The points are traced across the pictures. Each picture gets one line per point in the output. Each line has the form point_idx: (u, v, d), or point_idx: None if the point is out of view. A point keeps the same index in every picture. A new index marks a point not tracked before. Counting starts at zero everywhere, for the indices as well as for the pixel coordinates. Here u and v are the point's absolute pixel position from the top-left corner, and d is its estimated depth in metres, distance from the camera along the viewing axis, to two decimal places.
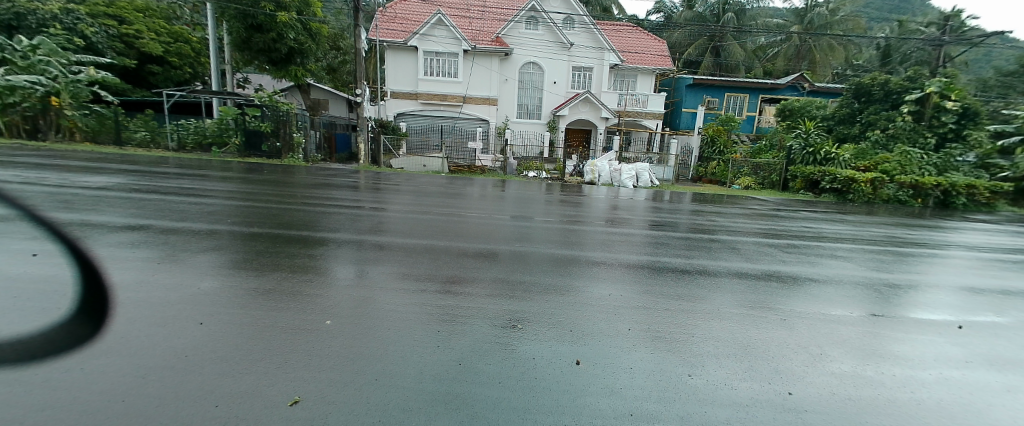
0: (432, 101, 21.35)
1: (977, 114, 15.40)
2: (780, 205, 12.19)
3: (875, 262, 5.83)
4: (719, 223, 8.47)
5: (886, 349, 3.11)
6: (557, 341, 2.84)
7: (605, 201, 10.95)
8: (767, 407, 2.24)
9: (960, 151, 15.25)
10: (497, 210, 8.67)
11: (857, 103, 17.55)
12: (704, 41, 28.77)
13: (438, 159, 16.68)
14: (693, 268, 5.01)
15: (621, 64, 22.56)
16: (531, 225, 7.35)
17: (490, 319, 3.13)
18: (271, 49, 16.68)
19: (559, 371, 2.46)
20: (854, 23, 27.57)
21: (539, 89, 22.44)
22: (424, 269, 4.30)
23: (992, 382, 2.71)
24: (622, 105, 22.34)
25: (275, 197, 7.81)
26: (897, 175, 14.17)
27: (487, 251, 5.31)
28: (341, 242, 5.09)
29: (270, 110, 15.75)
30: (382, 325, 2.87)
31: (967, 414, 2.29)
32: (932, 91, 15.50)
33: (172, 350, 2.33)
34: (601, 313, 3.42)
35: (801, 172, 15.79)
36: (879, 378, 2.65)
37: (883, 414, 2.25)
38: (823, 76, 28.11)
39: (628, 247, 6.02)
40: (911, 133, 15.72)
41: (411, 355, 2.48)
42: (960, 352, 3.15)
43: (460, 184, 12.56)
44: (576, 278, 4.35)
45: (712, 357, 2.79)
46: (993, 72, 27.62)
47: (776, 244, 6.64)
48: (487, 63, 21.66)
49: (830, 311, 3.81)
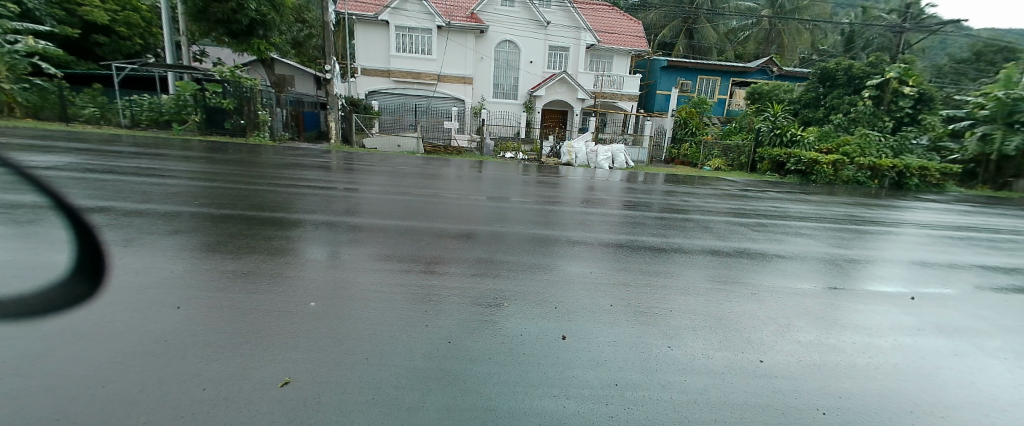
0: (405, 79, 20.71)
1: (931, 99, 16.57)
2: (748, 185, 12.70)
3: (836, 239, 6.21)
4: (691, 203, 8.75)
5: (848, 320, 3.33)
6: (541, 318, 2.89)
7: (581, 182, 11.09)
8: (742, 375, 2.39)
9: (914, 134, 16.37)
10: (475, 191, 8.62)
11: (822, 88, 18.15)
12: (678, 23, 29.08)
13: (413, 139, 16.47)
14: (667, 246, 5.17)
15: (597, 45, 22.44)
16: (510, 205, 7.36)
17: (475, 298, 3.14)
18: (230, 20, 15.57)
19: (545, 346, 2.51)
20: (821, 8, 28.48)
21: (515, 68, 22.13)
22: (411, 250, 4.25)
23: (941, 347, 2.99)
24: (598, 86, 22.35)
25: (243, 177, 7.47)
26: (857, 157, 14.97)
27: (466, 231, 5.29)
28: (316, 224, 4.94)
29: (231, 86, 14.88)
30: (368, 305, 2.84)
31: (919, 377, 2.53)
32: (891, 77, 16.28)
33: (150, 334, 2.23)
34: (582, 290, 3.50)
35: (768, 154, 16.46)
36: (840, 345, 2.86)
37: (844, 377, 2.46)
38: (790, 61, 28.93)
39: (606, 226, 6.15)
40: (871, 117, 16.53)
41: (404, 332, 2.50)
42: (911, 321, 3.43)
43: (436, 164, 12.40)
44: (555, 256, 4.43)
45: (689, 330, 2.91)
46: (948, 60, 29.31)
47: (746, 223, 6.94)
48: (462, 41, 21.07)
49: (795, 285, 4.05)
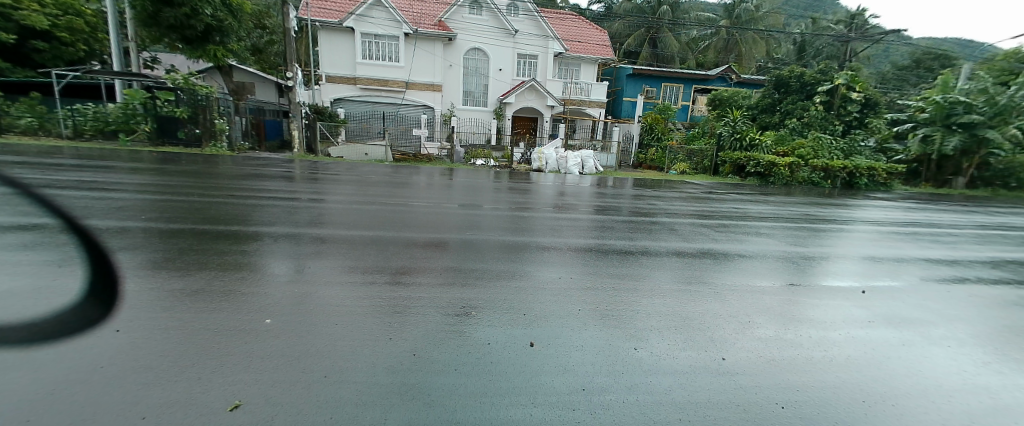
0: (372, 86, 20.40)
1: (876, 104, 17.75)
2: (711, 188, 13.18)
3: (792, 237, 6.51)
4: (658, 207, 8.98)
5: (804, 315, 3.47)
6: (509, 326, 2.86)
7: (552, 188, 11.17)
8: (705, 373, 2.44)
9: (862, 136, 17.48)
10: (445, 198, 8.52)
11: (777, 94, 19.08)
12: (642, 32, 30.05)
13: (381, 147, 16.20)
14: (635, 249, 5.26)
15: (564, 53, 22.84)
16: (482, 213, 7.31)
17: (443, 308, 3.08)
18: (183, 26, 14.90)
19: (513, 353, 2.48)
20: (774, 19, 30.01)
21: (484, 76, 22.18)
22: (380, 260, 4.15)
23: (891, 337, 3.16)
24: (566, 93, 22.73)
25: (197, 189, 7.10)
26: (811, 159, 15.80)
27: (436, 240, 5.20)
28: (276, 236, 4.73)
29: (185, 94, 14.22)
30: (329, 319, 2.74)
31: (870, 367, 2.66)
32: (840, 84, 17.33)
33: (84, 361, 2.05)
34: (551, 296, 3.49)
35: (730, 157, 17.20)
36: (798, 340, 2.97)
37: (803, 371, 2.54)
38: (748, 68, 30.33)
39: (576, 231, 6.20)
40: (823, 121, 17.53)
41: (368, 346, 2.42)
42: (863, 314, 3.60)
43: (405, 172, 12.20)
44: (526, 263, 4.41)
45: (655, 332, 2.94)
46: (891, 67, 31.43)
47: (709, 224, 7.16)
48: (430, 48, 20.93)
49: (756, 282, 4.20)
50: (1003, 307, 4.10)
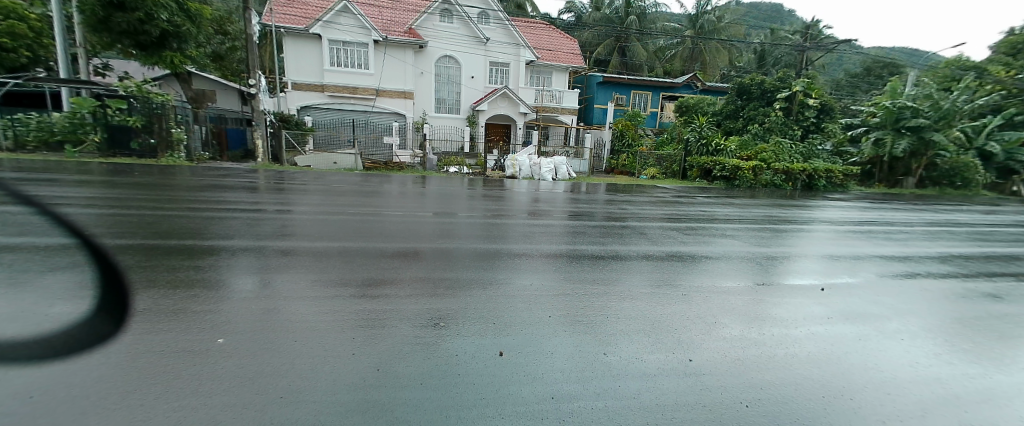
0: (341, 93, 20.04)
1: (831, 109, 18.71)
2: (680, 192, 13.54)
3: (756, 238, 6.75)
4: (630, 211, 9.14)
5: (767, 313, 3.58)
6: (479, 335, 2.81)
7: (526, 194, 11.21)
8: (674, 375, 2.46)
9: (819, 140, 18.40)
10: (417, 207, 8.39)
11: (740, 100, 19.85)
12: (611, 41, 30.82)
13: (351, 156, 15.89)
14: (607, 254, 5.31)
15: (536, 61, 23.10)
16: (454, 221, 7.23)
17: (411, 320, 3.00)
18: (137, 32, 14.23)
19: (482, 364, 2.44)
20: (736, 29, 31.31)
21: (456, 83, 22.14)
22: (349, 272, 4.02)
23: (848, 332, 3.30)
24: (539, 101, 22.98)
25: (151, 202, 6.74)
26: (773, 163, 16.53)
27: (406, 250, 5.09)
28: (235, 250, 4.52)
29: (138, 102, 13.65)
30: (288, 336, 2.61)
31: (830, 362, 2.75)
32: (797, 91, 18.22)
33: (9, 392, 1.87)
34: (522, 303, 3.47)
35: (697, 162, 17.75)
36: (761, 339, 3.04)
37: (767, 370, 2.60)
38: (712, 76, 31.51)
39: (549, 237, 6.22)
40: (782, 126, 18.37)
41: (328, 363, 2.32)
42: (822, 310, 3.75)
43: (375, 181, 11.97)
44: (498, 270, 4.38)
45: (624, 336, 2.95)
46: (844, 75, 33.29)
47: (678, 228, 7.34)
48: (401, 55, 20.75)
49: (722, 283, 4.31)
50: (950, 300, 4.36)
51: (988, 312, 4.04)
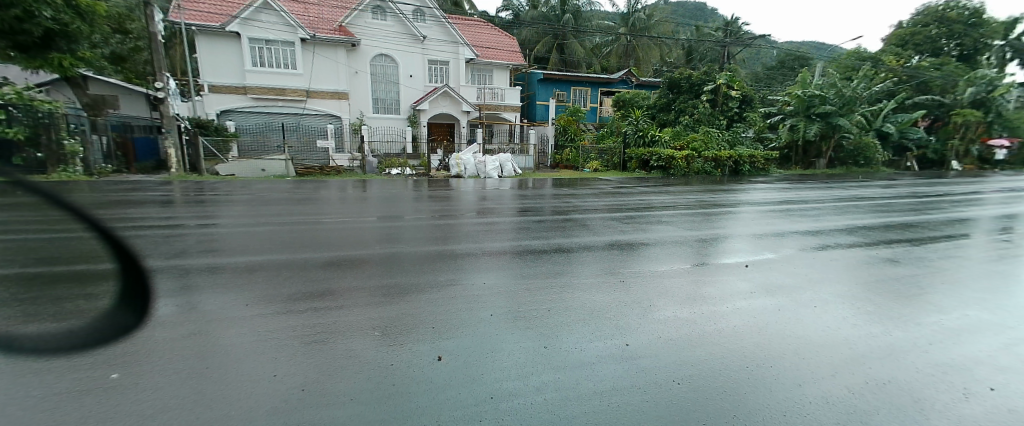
0: (266, 95, 18.77)
1: (751, 100, 20.31)
2: (621, 183, 14.07)
3: (688, 223, 7.16)
4: (575, 204, 9.35)
5: (701, 293, 3.79)
6: (418, 342, 2.71)
7: (471, 193, 11.11)
8: (612, 361, 2.52)
9: (742, 129, 19.91)
10: (357, 212, 8.03)
11: (671, 94, 21.02)
12: (549, 39, 31.38)
13: (281, 161, 14.98)
14: (552, 247, 5.37)
15: (475, 59, 22.95)
16: (398, 224, 6.97)
17: (346, 332, 2.83)
18: (14, 31, 12.21)
19: (419, 371, 2.35)
20: (666, 27, 33.00)
21: (394, 82, 21.45)
22: (280, 287, 3.75)
23: (771, 304, 3.57)
24: (481, 99, 22.88)
25: (37, 224, 5.89)
26: (703, 151, 17.71)
27: (346, 257, 4.84)
28: (144, 271, 4.06)
29: (22, 111, 11.65)
30: (200, 364, 2.37)
31: (755, 334, 2.96)
32: (720, 83, 19.58)
33: None
34: (467, 304, 3.41)
35: (636, 154, 18.59)
36: (693, 317, 3.21)
37: (696, 347, 2.73)
38: (646, 72, 33.02)
39: (497, 235, 6.20)
40: (710, 117, 19.70)
41: (246, 388, 2.13)
42: (748, 286, 4.04)
43: (310, 187, 11.32)
44: (443, 272, 4.27)
45: (565, 328, 2.98)
46: (762, 68, 36.25)
47: (619, 217, 7.61)
48: (332, 54, 19.75)
49: (661, 268, 4.52)
50: (856, 267, 4.89)
51: (886, 276, 4.56)
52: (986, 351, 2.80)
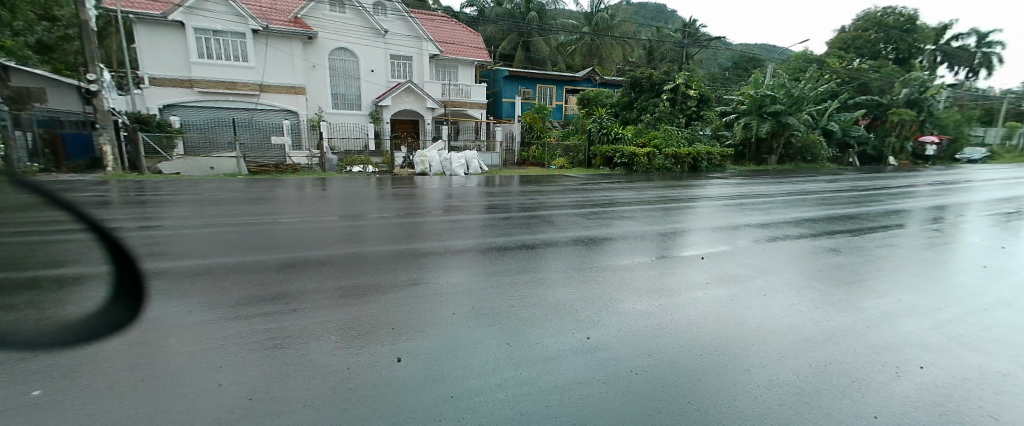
0: (215, 89, 17.71)
1: (708, 99, 21.19)
2: (587, 180, 14.31)
3: (649, 217, 7.39)
4: (541, 201, 9.42)
5: (661, 284, 3.91)
6: (376, 344, 2.64)
7: (438, 190, 10.97)
8: (573, 354, 2.55)
9: (700, 126, 20.74)
10: (317, 211, 7.74)
11: (633, 93, 21.60)
12: (514, 37, 31.42)
13: (232, 159, 14.26)
14: (520, 244, 5.39)
15: (440, 55, 22.63)
16: (361, 223, 6.78)
17: (299, 337, 2.72)
18: None
19: (376, 373, 2.29)
20: (628, 27, 33.79)
21: (355, 77, 20.79)
22: (231, 292, 3.55)
23: (726, 294, 3.74)
24: (446, 95, 22.60)
25: None
26: (664, 148, 18.31)
27: (306, 258, 4.66)
28: (79, 278, 3.75)
29: None
30: (134, 376, 2.19)
31: (711, 323, 3.09)
32: (679, 83, 20.30)
33: None
34: (431, 303, 3.36)
35: (600, 151, 18.97)
36: (653, 309, 3.31)
37: (655, 337, 2.82)
38: (610, 71, 33.69)
39: (464, 232, 6.14)
40: (670, 115, 20.40)
41: (187, 400, 1.99)
42: (705, 277, 4.22)
43: (266, 185, 10.81)
44: (409, 271, 4.19)
45: (528, 323, 3.00)
46: (719, 69, 37.83)
47: (584, 213, 7.75)
48: (287, 47, 18.90)
49: (624, 261, 4.64)
50: (803, 256, 5.21)
51: (828, 264, 4.89)
52: (915, 332, 3.05)
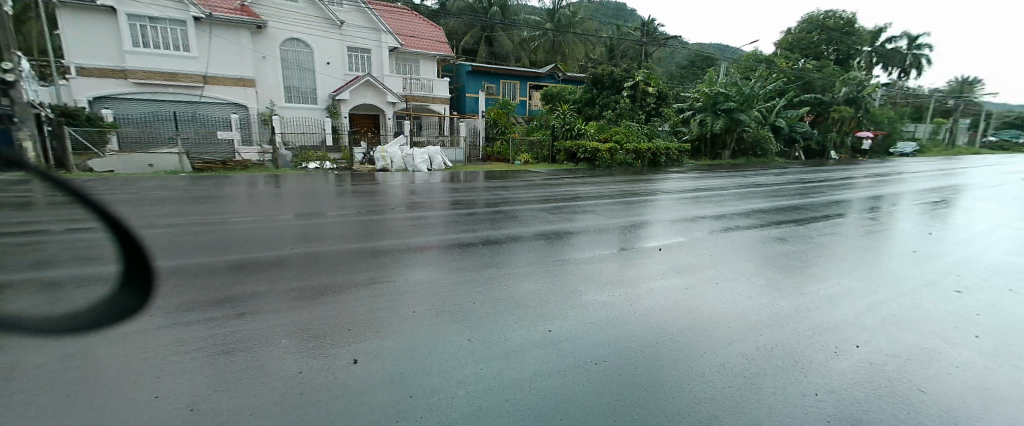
0: (153, 80, 16.45)
1: (666, 96, 21.91)
2: (550, 175, 14.45)
3: (611, 211, 7.55)
4: (506, 196, 9.41)
5: (620, 276, 4.00)
6: (333, 346, 2.54)
7: (400, 187, 10.72)
8: (534, 348, 2.56)
9: (659, 123, 21.42)
10: (270, 209, 7.36)
11: (595, 89, 22.00)
12: (477, 31, 31.17)
13: (174, 155, 13.31)
14: (485, 239, 5.36)
15: (400, 48, 22.07)
16: (319, 221, 6.50)
17: (247, 342, 2.57)
18: None
19: (330, 377, 2.20)
20: (589, 24, 34.32)
21: (310, 70, 19.92)
22: (171, 297, 3.29)
23: (682, 283, 3.89)
24: (408, 90, 22.10)
25: None
26: (625, 144, 18.77)
27: (259, 259, 4.42)
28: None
29: None
30: (55, 394, 1.97)
31: (667, 311, 3.20)
32: (639, 80, 20.85)
33: None
34: (392, 302, 3.27)
35: (564, 146, 19.19)
36: (613, 300, 3.38)
37: (614, 327, 2.89)
38: (572, 67, 34.13)
39: (428, 229, 6.03)
40: (630, 111, 20.92)
41: (118, 416, 1.82)
42: (662, 267, 4.37)
43: (214, 183, 10.16)
44: (370, 271, 4.06)
45: (490, 319, 2.98)
46: (676, 68, 39.22)
47: (548, 208, 7.80)
48: (234, 37, 17.80)
49: (586, 254, 4.72)
50: (752, 246, 5.50)
51: (775, 252, 5.19)
52: (853, 314, 3.28)
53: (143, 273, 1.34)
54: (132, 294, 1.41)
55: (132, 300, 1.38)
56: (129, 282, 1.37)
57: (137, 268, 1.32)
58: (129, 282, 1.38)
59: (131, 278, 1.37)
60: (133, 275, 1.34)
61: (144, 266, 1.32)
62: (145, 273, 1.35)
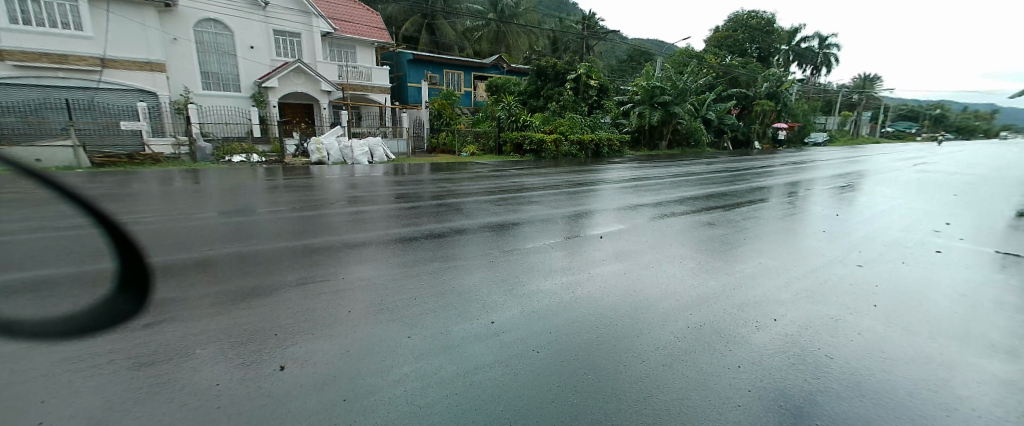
0: (34, 62, 14.22)
1: (606, 89, 22.64)
2: (497, 166, 14.45)
3: (555, 201, 7.67)
4: (451, 188, 9.26)
5: (564, 264, 4.08)
6: (259, 352, 2.36)
7: (340, 180, 10.21)
8: (475, 340, 2.55)
9: (600, 115, 22.12)
10: (190, 207, 6.68)
11: (540, 81, 22.23)
12: (417, 19, 30.18)
13: (67, 149, 11.61)
14: (433, 233, 5.24)
15: (334, 33, 20.82)
16: (250, 219, 6.00)
17: (157, 354, 2.31)
18: None
19: (254, 385, 2.04)
20: (532, 16, 34.51)
21: (231, 54, 18.35)
22: (61, 307, 2.87)
23: (622, 269, 4.06)
24: (344, 78, 21.04)
25: None
26: (569, 135, 19.20)
27: (178, 262, 3.99)
28: None
29: None
30: None
31: (609, 297, 3.31)
32: (580, 73, 21.33)
33: None
34: (327, 301, 3.10)
35: (510, 137, 19.19)
36: (557, 288, 3.45)
37: (556, 314, 2.95)
38: (516, 58, 34.18)
39: (372, 224, 5.78)
40: (574, 103, 21.39)
41: None
42: (602, 254, 4.52)
43: (119, 180, 9.03)
44: (306, 270, 3.81)
45: (430, 313, 2.92)
46: (615, 62, 40.64)
47: (494, 199, 7.79)
48: (137, 15, 15.73)
49: (530, 244, 4.76)
50: (685, 230, 5.87)
51: (704, 236, 5.57)
52: (772, 290, 3.60)
53: (137, 274, 1.17)
54: (127, 295, 1.23)
55: (127, 304, 1.21)
56: (124, 281, 1.18)
57: (131, 268, 1.15)
58: (123, 283, 1.20)
59: (125, 278, 1.18)
60: (127, 276, 1.17)
61: (140, 266, 1.15)
62: (139, 272, 1.16)
